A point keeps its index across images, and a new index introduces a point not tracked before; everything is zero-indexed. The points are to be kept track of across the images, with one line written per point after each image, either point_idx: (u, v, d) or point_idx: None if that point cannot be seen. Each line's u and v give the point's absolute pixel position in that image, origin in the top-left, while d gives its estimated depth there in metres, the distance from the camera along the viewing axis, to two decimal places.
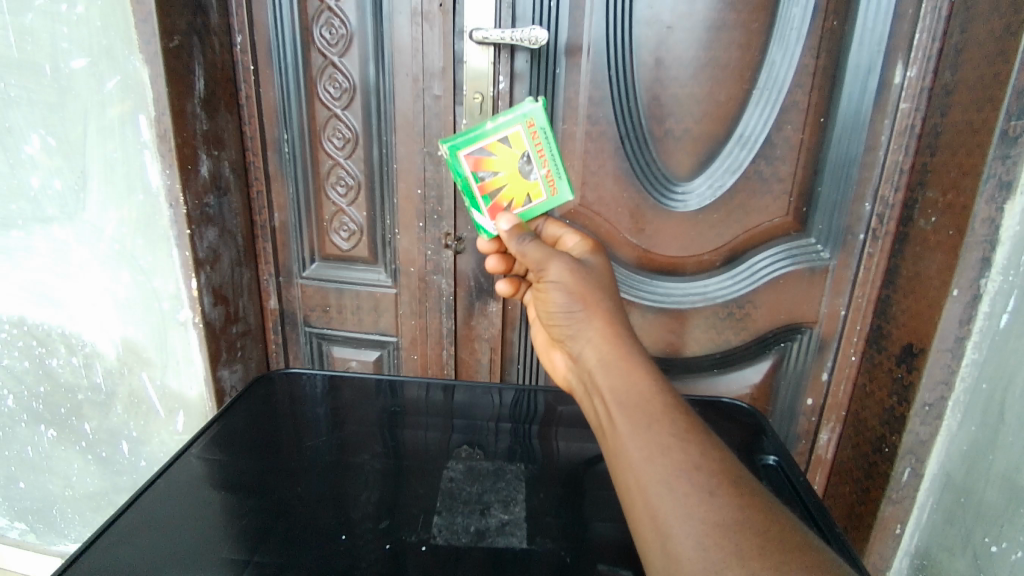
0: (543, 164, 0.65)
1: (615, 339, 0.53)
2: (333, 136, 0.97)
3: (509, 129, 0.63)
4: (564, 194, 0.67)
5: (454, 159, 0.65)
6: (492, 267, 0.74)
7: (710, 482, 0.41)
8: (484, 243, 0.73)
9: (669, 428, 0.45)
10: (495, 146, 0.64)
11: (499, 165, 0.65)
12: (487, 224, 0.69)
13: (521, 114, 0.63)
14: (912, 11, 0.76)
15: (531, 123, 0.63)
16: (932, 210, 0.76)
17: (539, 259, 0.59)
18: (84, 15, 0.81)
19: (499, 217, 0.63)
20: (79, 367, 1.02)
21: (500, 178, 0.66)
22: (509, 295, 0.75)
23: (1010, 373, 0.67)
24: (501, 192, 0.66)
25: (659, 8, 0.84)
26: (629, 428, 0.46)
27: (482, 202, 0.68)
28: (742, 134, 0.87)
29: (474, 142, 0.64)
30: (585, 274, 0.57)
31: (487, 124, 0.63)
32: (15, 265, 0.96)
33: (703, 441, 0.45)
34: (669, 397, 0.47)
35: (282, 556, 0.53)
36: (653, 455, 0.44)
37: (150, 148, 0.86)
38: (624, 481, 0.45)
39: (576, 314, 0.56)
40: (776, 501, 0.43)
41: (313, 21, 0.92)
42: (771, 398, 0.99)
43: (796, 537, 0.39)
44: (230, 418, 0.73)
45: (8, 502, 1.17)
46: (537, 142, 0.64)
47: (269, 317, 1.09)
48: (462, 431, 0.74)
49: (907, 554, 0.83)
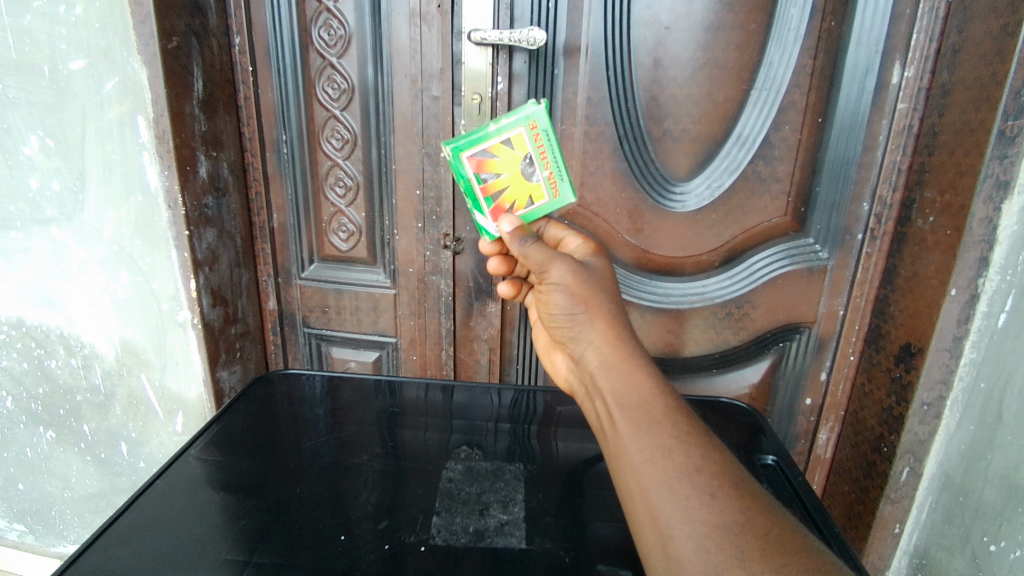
0: (546, 165, 0.65)
1: (616, 341, 0.53)
2: (332, 136, 0.97)
3: (512, 130, 0.63)
4: (566, 197, 0.66)
5: (456, 161, 0.65)
6: (495, 268, 0.75)
7: (711, 485, 0.41)
8: (486, 245, 0.73)
9: (669, 430, 0.45)
10: (498, 148, 0.64)
11: (501, 166, 0.65)
12: (489, 226, 0.69)
13: (524, 116, 0.63)
14: (910, 11, 0.76)
15: (534, 124, 0.63)
16: (931, 210, 0.76)
17: (540, 261, 0.59)
18: (82, 16, 0.81)
19: (500, 219, 0.62)
20: (78, 368, 1.02)
21: (503, 180, 0.66)
22: (510, 297, 0.75)
23: (1008, 372, 0.67)
24: (503, 194, 0.66)
25: (658, 9, 0.84)
26: (629, 430, 0.46)
27: (484, 204, 0.68)
28: (740, 133, 0.87)
29: (477, 144, 0.64)
30: (587, 277, 0.57)
31: (490, 126, 0.63)
32: (14, 267, 0.96)
33: (704, 443, 0.44)
34: (670, 399, 0.47)
35: (281, 556, 0.53)
36: (654, 456, 0.44)
37: (148, 149, 0.86)
38: (624, 482, 0.45)
39: (577, 316, 0.56)
40: (777, 503, 0.43)
41: (311, 22, 0.92)
42: (771, 397, 0.99)
43: (797, 541, 0.39)
44: (229, 418, 0.73)
45: (8, 504, 1.17)
46: (540, 143, 0.64)
47: (268, 317, 1.09)
48: (462, 431, 0.74)
49: (906, 553, 0.83)
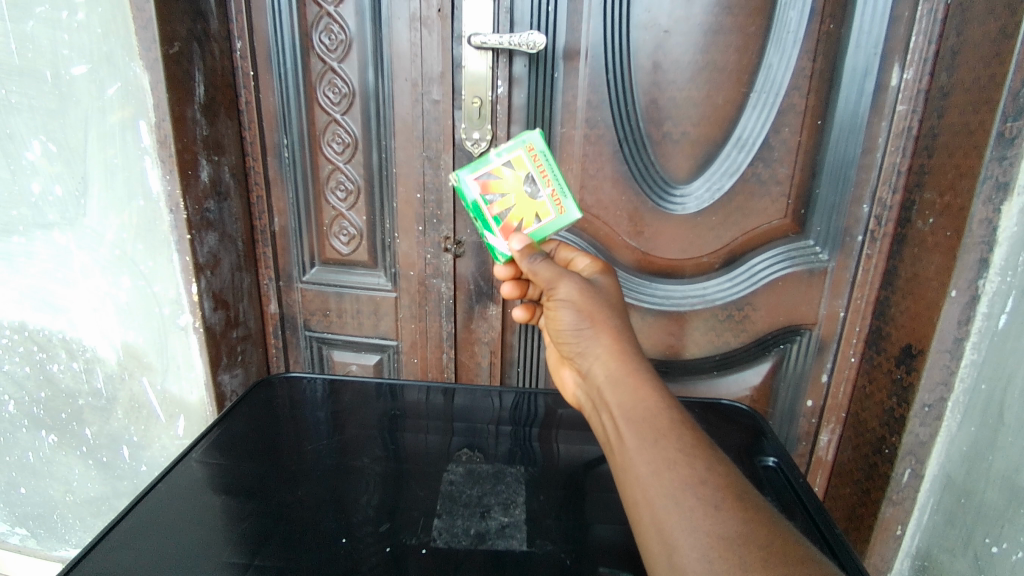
0: (548, 183, 0.65)
1: (622, 356, 0.53)
2: (333, 141, 0.97)
3: (511, 154, 0.65)
4: (572, 212, 0.66)
5: (460, 187, 0.66)
6: (508, 293, 0.73)
7: (715, 496, 0.41)
8: (500, 270, 0.70)
9: (675, 443, 0.45)
10: (500, 170, 0.65)
11: (505, 186, 0.65)
12: (500, 245, 0.66)
13: (521, 141, 0.65)
14: (909, 13, 0.76)
15: (531, 147, 0.65)
16: (930, 211, 0.76)
17: (549, 278, 0.59)
18: (85, 21, 0.82)
19: (510, 239, 0.61)
20: (80, 372, 1.02)
21: (508, 199, 0.65)
22: (525, 321, 0.74)
23: (1009, 374, 0.66)
24: (509, 213, 0.65)
25: (657, 12, 0.84)
26: (637, 443, 0.46)
27: (492, 223, 0.66)
28: (740, 136, 0.87)
29: (480, 168, 0.65)
30: (594, 294, 0.57)
31: (490, 153, 0.65)
32: (17, 272, 0.97)
33: (710, 456, 0.45)
34: (675, 413, 0.47)
35: (282, 559, 0.53)
36: (660, 469, 0.44)
37: (150, 154, 0.86)
38: (630, 494, 0.45)
39: (583, 331, 0.56)
40: (780, 514, 0.43)
41: (312, 27, 0.92)
42: (771, 399, 0.99)
43: (799, 552, 0.39)
44: (231, 421, 0.74)
45: (9, 508, 1.17)
46: (539, 163, 0.65)
47: (269, 321, 1.09)
48: (462, 434, 0.74)
49: (908, 556, 0.83)
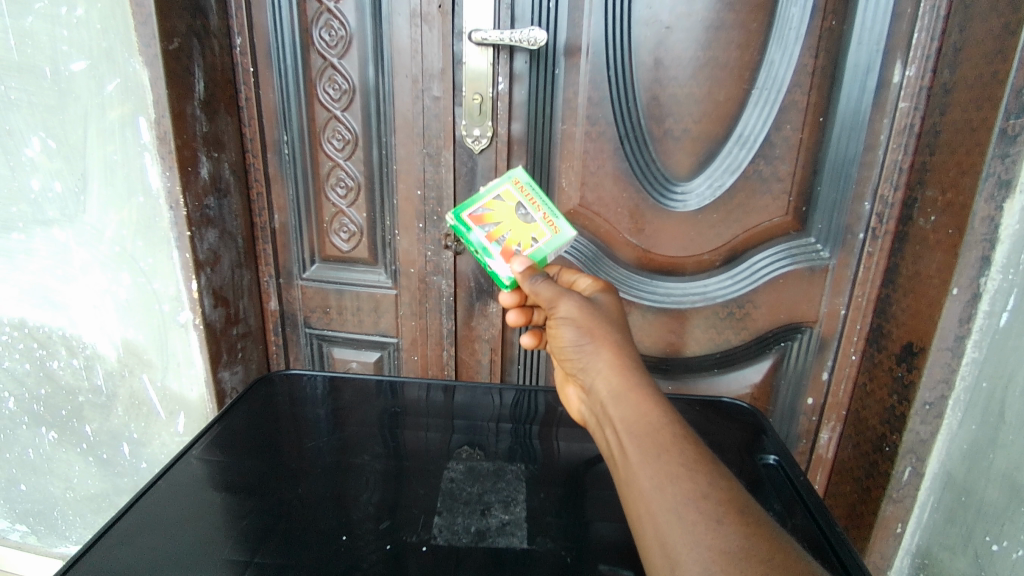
0: (538, 208, 0.67)
1: (622, 369, 0.52)
2: (333, 137, 0.97)
3: (499, 188, 0.67)
4: (566, 230, 0.66)
5: (457, 227, 0.66)
6: (514, 320, 0.72)
7: (717, 511, 0.41)
8: (506, 297, 0.68)
9: (678, 458, 0.45)
10: (491, 203, 0.67)
11: (498, 216, 0.66)
12: (501, 270, 0.66)
13: (506, 176, 0.68)
14: (911, 10, 0.76)
15: (517, 181, 0.68)
16: (932, 208, 0.76)
17: (550, 298, 0.59)
18: (84, 17, 0.82)
19: (511, 263, 0.63)
20: (80, 369, 1.02)
21: (502, 227, 0.66)
22: (534, 346, 0.71)
23: (1010, 372, 0.66)
24: (506, 239, 0.66)
25: (658, 8, 0.84)
26: (639, 458, 0.46)
27: (490, 253, 0.65)
28: (741, 133, 0.87)
29: (472, 204, 0.67)
30: (594, 310, 0.57)
31: (479, 190, 0.67)
32: (16, 268, 0.96)
33: (712, 471, 0.44)
34: (678, 428, 0.47)
35: (282, 557, 0.53)
36: (663, 483, 0.43)
37: (150, 150, 0.86)
38: (633, 507, 0.45)
39: (585, 347, 0.55)
40: (781, 529, 0.43)
41: (312, 23, 0.92)
42: (772, 397, 0.99)
43: (799, 567, 0.39)
44: (231, 419, 0.73)
45: (10, 504, 1.17)
46: (527, 193, 0.67)
47: (269, 318, 1.09)
48: (463, 432, 0.74)
49: (908, 553, 0.83)
